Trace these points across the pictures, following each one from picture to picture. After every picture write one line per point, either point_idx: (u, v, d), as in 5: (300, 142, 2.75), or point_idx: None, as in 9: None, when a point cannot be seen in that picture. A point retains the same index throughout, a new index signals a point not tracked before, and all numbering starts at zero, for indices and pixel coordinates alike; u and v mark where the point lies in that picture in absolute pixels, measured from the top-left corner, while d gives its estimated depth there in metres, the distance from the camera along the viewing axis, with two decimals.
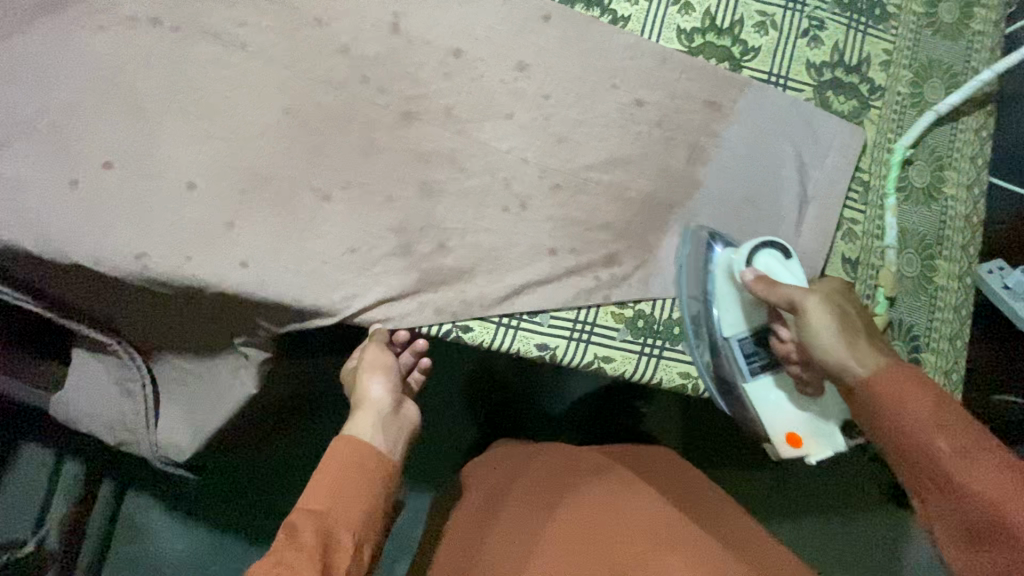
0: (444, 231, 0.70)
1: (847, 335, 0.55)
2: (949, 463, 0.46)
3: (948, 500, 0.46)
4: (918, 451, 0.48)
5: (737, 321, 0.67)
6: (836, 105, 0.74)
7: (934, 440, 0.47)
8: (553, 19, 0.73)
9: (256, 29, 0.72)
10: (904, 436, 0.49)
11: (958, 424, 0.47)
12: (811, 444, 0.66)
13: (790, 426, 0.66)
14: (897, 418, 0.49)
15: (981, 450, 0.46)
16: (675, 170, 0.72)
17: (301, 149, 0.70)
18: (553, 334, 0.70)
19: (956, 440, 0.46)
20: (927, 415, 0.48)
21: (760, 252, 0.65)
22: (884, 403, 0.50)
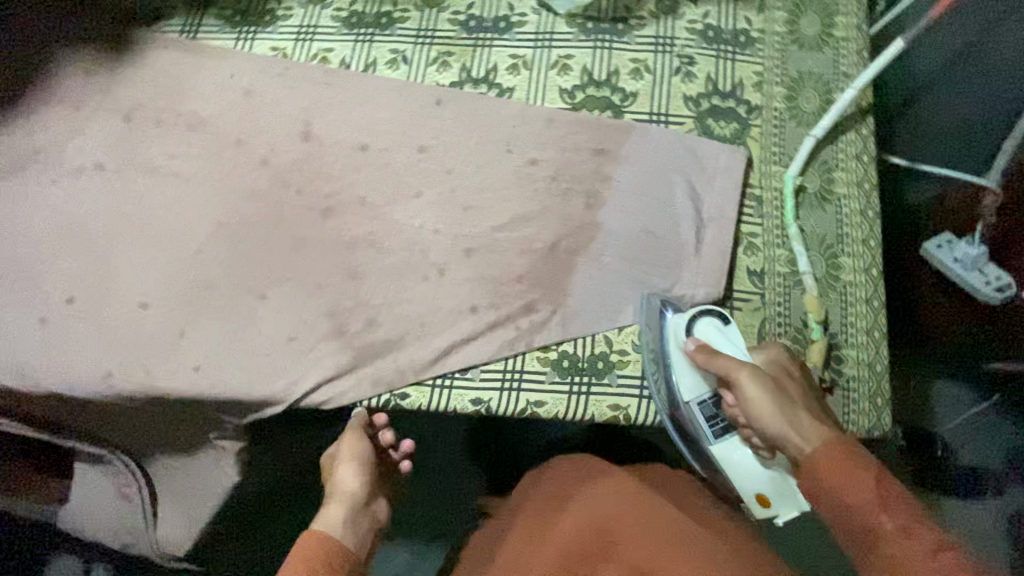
0: (372, 308, 0.76)
1: (783, 405, 0.59)
2: (896, 545, 0.47)
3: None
4: (870, 535, 0.49)
5: (695, 385, 0.70)
6: (718, 131, 0.79)
7: (879, 521, 0.48)
8: (445, 102, 0.81)
9: (187, 158, 0.81)
10: (852, 518, 0.50)
11: (900, 506, 0.48)
12: (779, 505, 0.67)
13: (756, 488, 0.68)
14: (842, 499, 0.51)
15: (922, 533, 0.47)
16: (576, 217, 0.78)
17: (237, 256, 0.78)
18: (485, 387, 0.74)
19: (899, 523, 0.47)
20: (868, 496, 0.49)
21: (702, 322, 0.71)
22: (829, 484, 0.52)
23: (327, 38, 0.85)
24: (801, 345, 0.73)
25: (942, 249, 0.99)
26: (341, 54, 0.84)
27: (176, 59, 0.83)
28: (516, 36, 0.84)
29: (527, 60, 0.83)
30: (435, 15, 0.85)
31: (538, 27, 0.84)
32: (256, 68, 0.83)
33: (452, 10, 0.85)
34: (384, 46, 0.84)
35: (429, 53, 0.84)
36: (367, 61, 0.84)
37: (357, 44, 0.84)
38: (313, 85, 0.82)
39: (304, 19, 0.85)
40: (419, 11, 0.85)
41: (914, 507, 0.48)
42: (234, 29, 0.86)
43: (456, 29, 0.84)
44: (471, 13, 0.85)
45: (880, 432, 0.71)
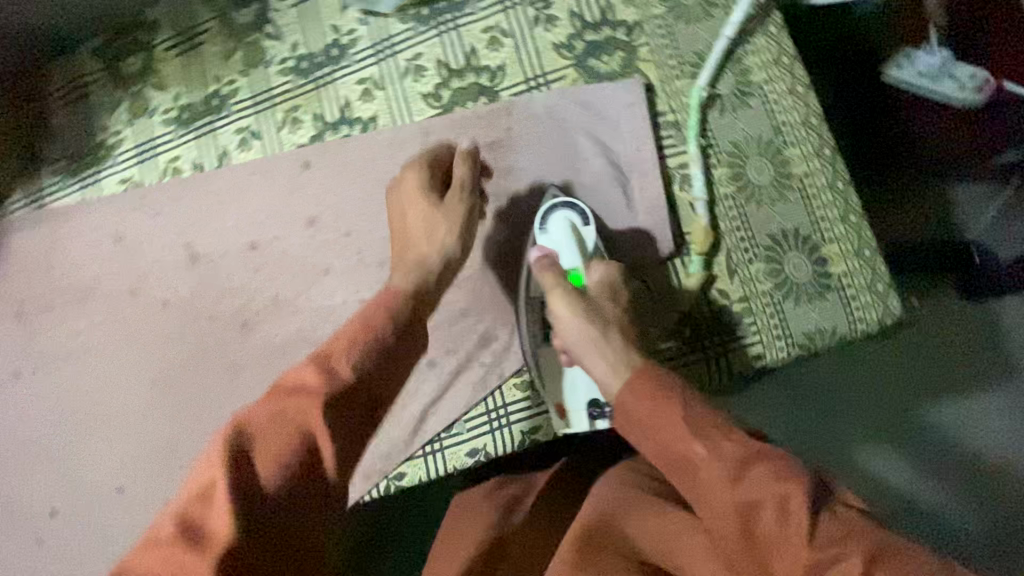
0: None
1: (590, 325, 0.55)
2: (706, 472, 0.44)
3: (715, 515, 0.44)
4: (687, 467, 0.46)
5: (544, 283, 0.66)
6: (604, 69, 0.70)
7: (689, 449, 0.45)
8: (313, 162, 0.73)
9: (92, 328, 0.76)
10: (666, 454, 0.47)
11: (707, 430, 0.45)
12: (571, 417, 0.66)
13: (556, 397, 0.66)
14: (658, 437, 0.47)
15: (727, 454, 0.44)
16: (494, 226, 0.71)
17: (183, 405, 0.74)
18: (476, 436, 0.70)
19: (709, 448, 0.44)
20: (676, 428, 0.46)
21: (557, 217, 0.65)
22: (642, 424, 0.48)
23: (168, 147, 0.77)
24: (776, 263, 0.66)
25: (907, 67, 0.85)
26: (190, 158, 0.76)
27: (37, 235, 0.78)
28: (354, 58, 0.74)
29: (377, 80, 0.73)
30: (262, 72, 0.76)
31: (373, 38, 0.74)
32: (115, 211, 0.76)
33: (278, 59, 0.75)
34: (228, 130, 0.76)
35: (275, 117, 0.75)
36: (218, 153, 0.76)
37: (200, 140, 0.76)
38: (177, 203, 0.75)
39: (138, 137, 0.77)
40: (245, 75, 0.76)
41: (717, 423, 0.45)
42: (76, 178, 0.78)
43: (290, 79, 0.75)
44: (299, 54, 0.75)
45: (891, 319, 0.64)
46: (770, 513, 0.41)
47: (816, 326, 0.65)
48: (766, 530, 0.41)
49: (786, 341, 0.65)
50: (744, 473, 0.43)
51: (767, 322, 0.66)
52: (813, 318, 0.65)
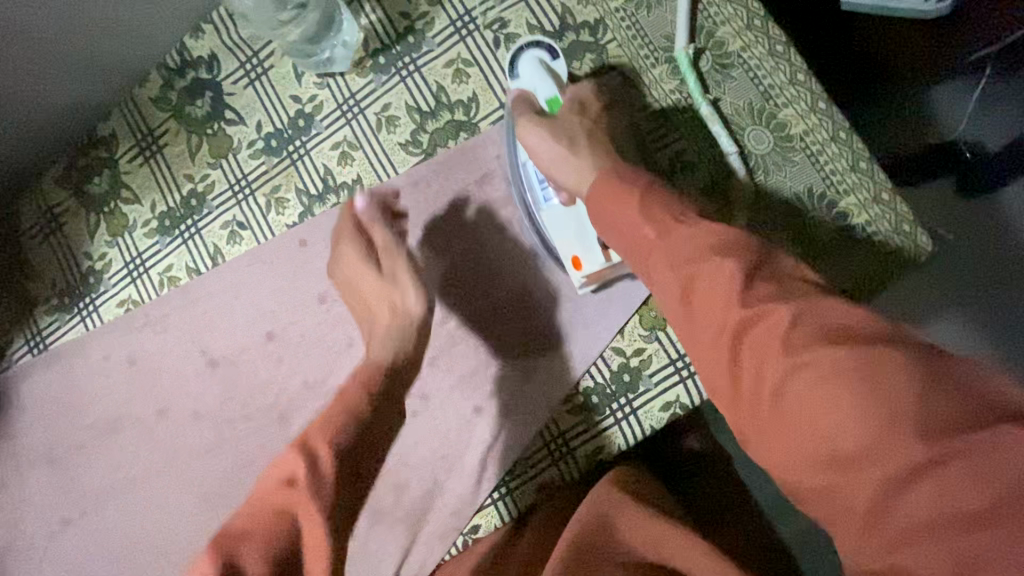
0: (389, 474, 0.70)
1: (558, 140, 0.59)
2: (659, 257, 0.45)
3: (669, 304, 0.44)
4: (640, 255, 0.47)
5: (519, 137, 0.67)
6: (577, 75, 0.68)
7: (641, 231, 0.46)
8: (310, 238, 0.72)
9: (129, 458, 0.74)
10: (630, 250, 0.48)
11: (660, 209, 0.46)
12: (586, 263, 0.62)
13: (568, 249, 0.63)
14: (614, 228, 0.49)
15: (676, 225, 0.45)
16: (506, 259, 0.69)
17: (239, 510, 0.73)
18: (541, 471, 0.68)
19: (655, 225, 0.46)
20: (630, 210, 0.48)
21: (527, 58, 0.67)
22: (606, 217, 0.50)
23: (157, 259, 0.74)
24: (798, 227, 0.65)
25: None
26: (182, 264, 0.74)
27: (48, 380, 0.75)
28: (323, 123, 0.72)
29: (352, 141, 0.71)
30: (234, 159, 0.73)
31: (337, 98, 0.71)
32: (121, 337, 0.74)
33: (246, 143, 0.73)
34: (214, 227, 0.73)
35: (258, 202, 0.73)
36: (209, 253, 0.73)
37: (188, 244, 0.74)
38: (181, 315, 0.73)
39: (124, 254, 0.75)
40: (217, 167, 0.73)
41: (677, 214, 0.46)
42: (71, 311, 0.76)
43: (263, 160, 0.73)
44: (265, 132, 0.73)
45: (926, 256, 0.63)
46: (713, 278, 0.41)
47: (853, 282, 0.64)
48: (716, 296, 0.41)
49: None
50: (688, 247, 0.43)
51: None
52: (849, 273, 0.64)
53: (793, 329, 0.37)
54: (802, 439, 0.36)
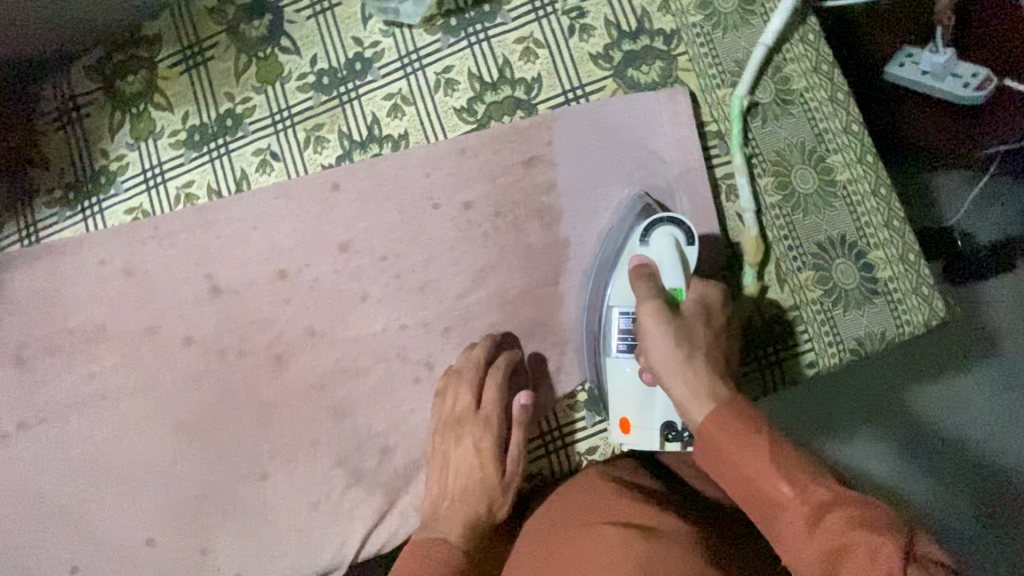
0: (378, 437, 0.68)
1: (678, 348, 0.55)
2: (804, 528, 0.43)
3: (806, 570, 0.42)
4: (775, 519, 0.45)
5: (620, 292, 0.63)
6: (643, 79, 0.69)
7: (776, 489, 0.45)
8: (343, 184, 0.70)
9: (105, 372, 0.71)
10: (764, 514, 0.46)
11: (797, 471, 0.45)
12: (638, 436, 0.61)
13: (622, 411, 0.61)
14: (751, 485, 0.47)
15: (815, 490, 0.44)
16: (538, 244, 0.68)
17: (213, 447, 0.70)
18: (533, 459, 0.67)
19: (796, 488, 0.45)
20: (763, 468, 0.46)
21: (664, 232, 0.61)
22: (722, 448, 0.49)
23: (178, 172, 0.71)
24: (824, 269, 0.66)
25: (907, 65, 0.82)
26: (204, 183, 0.71)
27: (34, 273, 0.71)
28: (380, 71, 0.70)
29: (406, 95, 0.70)
30: (280, 88, 0.71)
31: (400, 49, 0.70)
32: (122, 244, 0.71)
33: (296, 75, 0.71)
34: (244, 152, 0.71)
35: (297, 136, 0.71)
36: (235, 177, 0.71)
37: (215, 164, 0.71)
38: (192, 235, 0.70)
39: (144, 161, 0.72)
40: (261, 92, 0.71)
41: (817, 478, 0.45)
42: (76, 208, 0.72)
43: (311, 96, 0.71)
44: (319, 68, 0.71)
45: (938, 321, 0.65)
46: (867, 561, 0.39)
47: (867, 334, 0.66)
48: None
49: (840, 347, 0.66)
50: (825, 517, 0.42)
51: (818, 329, 0.66)
52: (863, 324, 0.66)
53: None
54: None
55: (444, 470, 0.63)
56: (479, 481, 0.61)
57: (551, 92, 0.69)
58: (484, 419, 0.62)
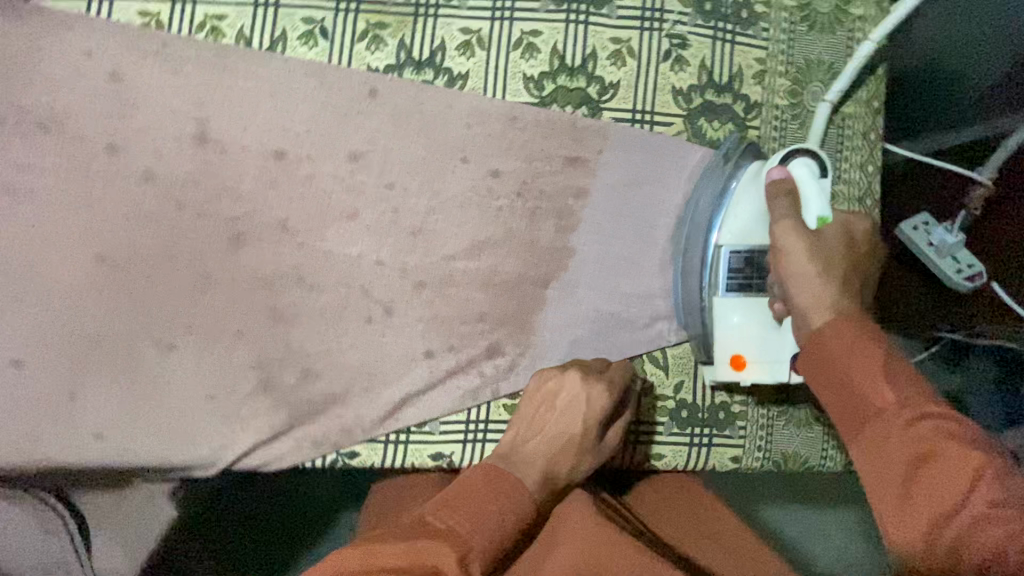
0: (306, 357, 0.64)
1: (815, 258, 0.51)
2: (900, 428, 0.42)
3: (882, 456, 0.42)
4: (864, 421, 0.44)
5: (744, 232, 0.60)
6: (710, 134, 0.68)
7: (879, 386, 0.43)
8: (381, 94, 0.65)
9: (43, 169, 0.63)
10: (849, 411, 0.45)
11: (907, 380, 0.44)
12: (753, 370, 0.60)
13: (736, 347, 0.60)
14: (846, 389, 0.45)
15: (923, 402, 0.42)
16: (546, 242, 0.66)
17: (131, 296, 0.63)
18: (446, 441, 0.66)
19: (901, 397, 0.43)
20: (873, 367, 0.44)
21: (796, 162, 0.57)
22: (829, 340, 0.47)
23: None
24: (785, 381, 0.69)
25: (919, 230, 0.85)
26: (236, 23, 0.64)
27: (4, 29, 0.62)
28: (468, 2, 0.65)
29: (483, 38, 0.66)
30: None
31: None
32: (120, 45, 0.62)
33: None
34: (295, 14, 0.64)
35: (355, 23, 0.65)
36: (273, 34, 0.64)
37: (257, 10, 0.64)
38: (201, 71, 0.63)
39: None
40: None
41: (923, 391, 0.43)
42: None
43: None
44: None
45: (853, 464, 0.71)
46: (954, 464, 0.39)
47: (793, 452, 0.69)
48: (945, 488, 0.39)
49: (765, 453, 0.69)
50: (922, 423, 0.41)
51: (755, 431, 0.69)
52: (795, 442, 0.69)
53: (1004, 534, 0.36)
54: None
55: (549, 403, 0.60)
56: (576, 437, 0.58)
57: (621, 106, 0.67)
58: (609, 379, 0.61)
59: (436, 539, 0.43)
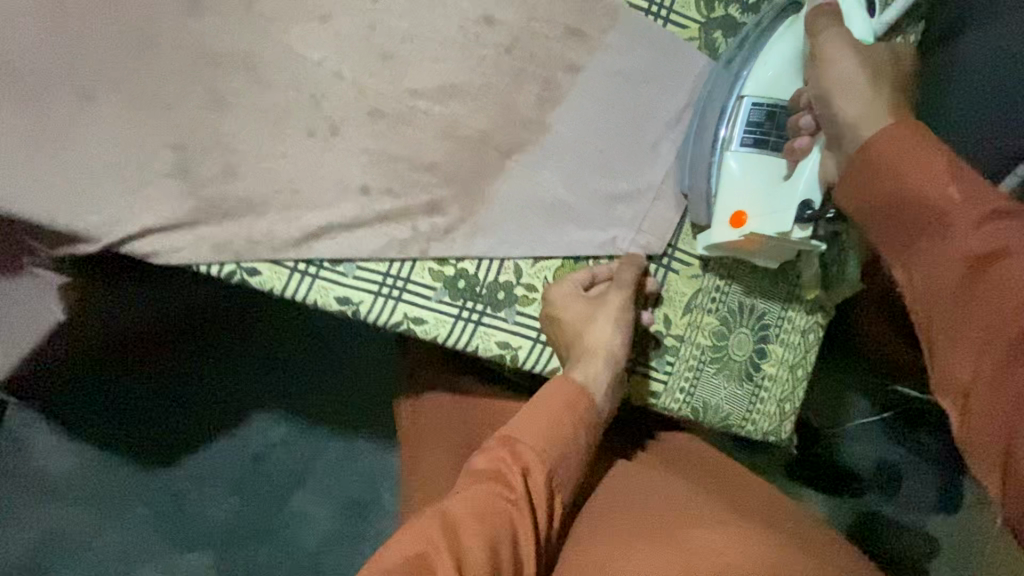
0: (233, 154, 0.59)
1: (861, 69, 0.49)
2: (963, 233, 0.43)
3: (947, 257, 0.43)
4: (924, 232, 0.45)
5: (770, 82, 0.57)
6: (723, 49, 0.63)
7: (944, 189, 0.44)
8: None
9: None
10: (906, 222, 0.46)
11: (977, 181, 0.43)
12: (754, 224, 0.59)
13: (739, 202, 0.59)
14: (903, 199, 0.45)
15: (991, 202, 0.42)
16: (523, 108, 0.61)
17: (62, 31, 0.57)
18: (357, 289, 0.61)
19: (966, 198, 0.43)
20: (935, 172, 0.44)
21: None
22: (886, 151, 0.46)
23: None
24: (726, 329, 0.65)
25: None
26: None
27: None
28: None
29: None
30: None
31: None
32: None
33: None
34: None
35: None
36: None
37: None
38: None
39: None
40: None
41: (989, 190, 0.43)
42: None
43: None
44: None
45: (775, 438, 0.67)
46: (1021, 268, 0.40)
47: (717, 406, 0.65)
48: (1005, 295, 0.41)
49: (687, 399, 0.65)
50: (986, 226, 0.42)
51: (683, 371, 0.65)
52: (720, 395, 0.65)
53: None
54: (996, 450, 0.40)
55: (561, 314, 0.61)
56: (590, 327, 0.61)
57: None
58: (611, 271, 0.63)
59: (495, 461, 0.55)
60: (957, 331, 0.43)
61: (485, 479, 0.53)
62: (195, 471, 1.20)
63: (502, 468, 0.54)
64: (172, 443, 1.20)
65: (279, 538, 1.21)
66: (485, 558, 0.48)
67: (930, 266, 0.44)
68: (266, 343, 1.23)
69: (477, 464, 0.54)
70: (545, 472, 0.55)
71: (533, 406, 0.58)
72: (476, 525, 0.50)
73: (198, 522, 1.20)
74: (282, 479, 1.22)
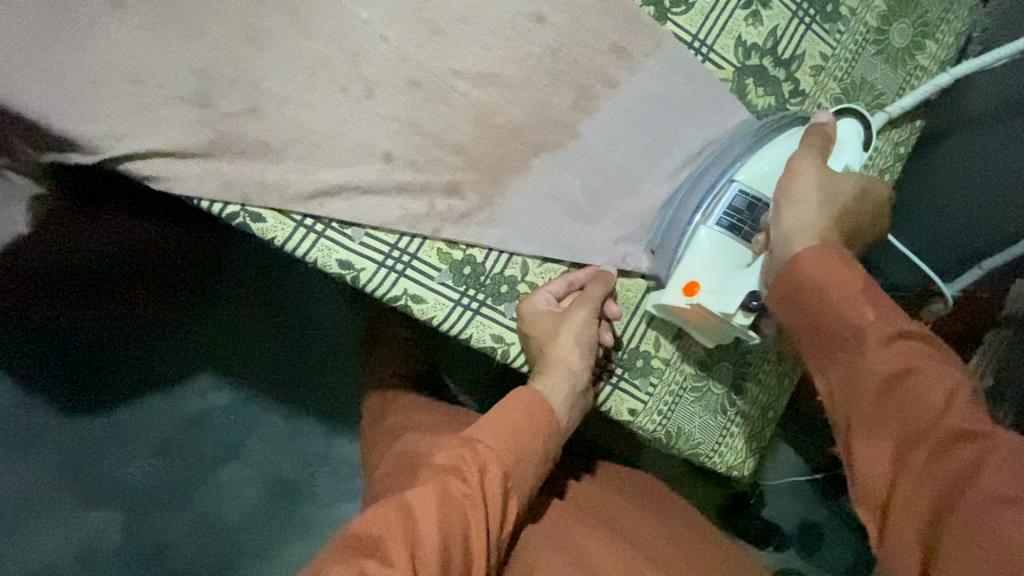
0: (259, 93, 0.57)
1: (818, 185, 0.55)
2: (873, 351, 0.46)
3: (857, 375, 0.47)
4: (841, 348, 0.48)
5: (762, 178, 0.61)
6: (751, 97, 0.67)
7: (856, 309, 0.48)
8: None
9: None
10: (823, 338, 0.50)
11: (886, 305, 0.48)
12: (706, 299, 0.60)
13: (695, 274, 0.61)
14: (824, 316, 0.49)
15: (900, 325, 0.47)
16: (559, 111, 0.62)
17: None
18: (361, 256, 0.59)
19: (877, 319, 0.47)
20: (853, 293, 0.48)
21: (846, 121, 0.62)
22: (810, 266, 0.51)
23: None
24: (711, 360, 0.67)
25: None
26: None
27: None
28: None
29: None
30: None
31: None
32: None
33: None
34: None
35: None
36: None
37: None
38: None
39: None
40: None
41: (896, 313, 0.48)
42: None
43: None
44: None
45: (738, 471, 0.69)
46: (924, 385, 0.44)
47: (691, 433, 0.66)
48: (910, 414, 0.44)
49: (664, 423, 0.66)
50: (893, 346, 0.46)
51: (662, 395, 0.66)
52: (695, 423, 0.67)
53: (969, 448, 0.41)
54: (911, 561, 0.42)
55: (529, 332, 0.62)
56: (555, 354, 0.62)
57: (685, 28, 0.64)
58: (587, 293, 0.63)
59: (456, 459, 0.56)
60: (867, 449, 0.46)
61: (448, 476, 0.54)
62: (117, 431, 1.12)
63: (465, 467, 0.55)
64: (96, 392, 1.11)
65: (197, 512, 1.15)
66: (437, 547, 0.49)
67: (843, 383, 0.48)
68: (219, 296, 1.16)
69: (440, 459, 0.56)
70: (501, 469, 0.56)
71: (502, 409, 0.60)
72: (435, 514, 0.51)
73: (112, 481, 1.12)
74: (212, 450, 1.16)
